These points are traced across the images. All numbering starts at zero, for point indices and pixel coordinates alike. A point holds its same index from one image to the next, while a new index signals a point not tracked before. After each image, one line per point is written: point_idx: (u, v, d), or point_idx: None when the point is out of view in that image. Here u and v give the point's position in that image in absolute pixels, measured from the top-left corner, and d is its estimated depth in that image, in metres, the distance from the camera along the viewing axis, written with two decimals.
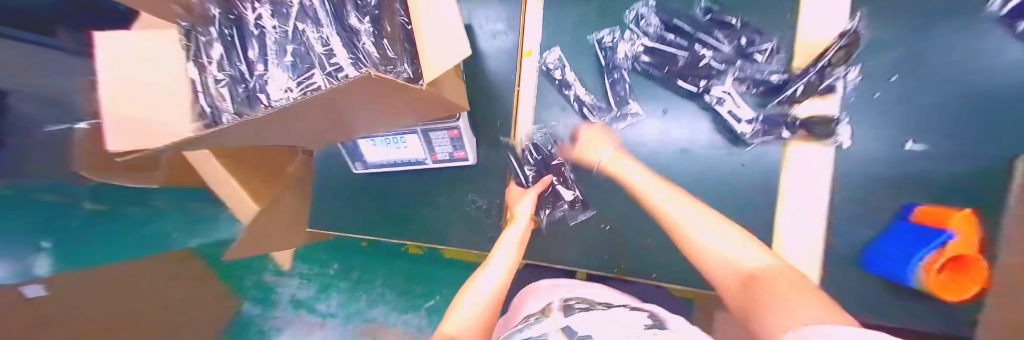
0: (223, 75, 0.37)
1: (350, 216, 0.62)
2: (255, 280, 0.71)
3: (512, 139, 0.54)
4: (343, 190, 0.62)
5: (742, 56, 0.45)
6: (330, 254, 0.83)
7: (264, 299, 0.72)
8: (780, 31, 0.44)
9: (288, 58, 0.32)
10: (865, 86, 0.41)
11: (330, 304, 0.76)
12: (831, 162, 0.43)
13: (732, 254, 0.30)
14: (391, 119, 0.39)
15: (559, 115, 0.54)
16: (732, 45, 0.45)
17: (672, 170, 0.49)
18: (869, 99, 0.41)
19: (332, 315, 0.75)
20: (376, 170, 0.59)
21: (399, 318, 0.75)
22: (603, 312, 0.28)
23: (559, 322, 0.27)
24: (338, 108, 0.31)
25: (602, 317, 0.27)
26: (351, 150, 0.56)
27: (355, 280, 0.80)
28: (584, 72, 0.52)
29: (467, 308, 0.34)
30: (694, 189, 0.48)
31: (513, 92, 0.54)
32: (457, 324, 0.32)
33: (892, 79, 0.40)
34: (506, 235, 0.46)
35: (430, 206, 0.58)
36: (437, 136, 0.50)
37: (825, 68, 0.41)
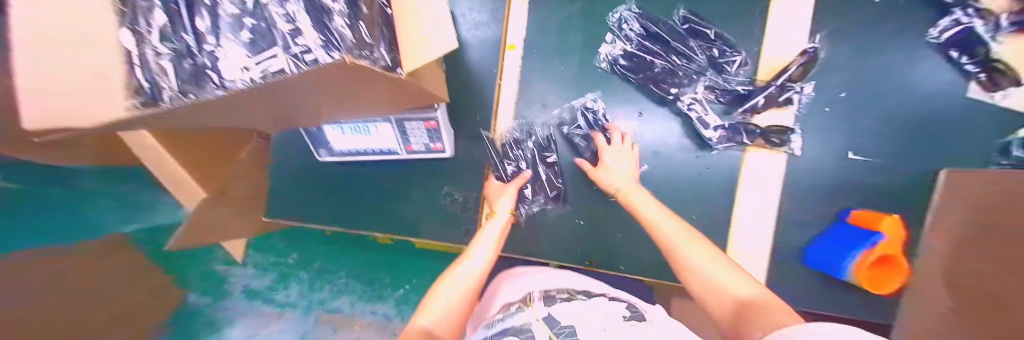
0: (165, 48, 0.28)
1: (317, 206, 0.58)
2: (199, 270, 0.69)
3: (491, 133, 0.53)
4: (306, 178, 0.58)
5: (713, 66, 0.48)
6: (289, 244, 0.79)
7: (212, 289, 0.70)
8: (748, 44, 0.47)
9: (246, 34, 0.25)
10: (818, 101, 0.45)
11: (288, 295, 0.75)
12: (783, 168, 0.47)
13: (731, 286, 0.33)
14: (367, 106, 0.38)
15: (539, 112, 0.54)
16: (704, 56, 0.48)
17: (646, 170, 0.51)
18: (820, 112, 0.45)
19: (291, 304, 0.74)
20: (344, 158, 0.55)
21: (364, 307, 0.74)
22: (583, 303, 0.31)
23: (540, 310, 0.30)
24: (307, 96, 0.30)
25: (583, 308, 0.29)
26: (317, 136, 0.53)
27: (317, 270, 0.78)
28: (566, 70, 0.52)
29: (440, 303, 0.35)
30: (665, 189, 0.50)
31: (495, 85, 0.53)
32: (430, 316, 0.34)
33: (841, 95, 0.45)
34: (485, 230, 0.46)
35: (404, 198, 0.56)
36: (414, 126, 0.48)
37: (785, 83, 0.44)
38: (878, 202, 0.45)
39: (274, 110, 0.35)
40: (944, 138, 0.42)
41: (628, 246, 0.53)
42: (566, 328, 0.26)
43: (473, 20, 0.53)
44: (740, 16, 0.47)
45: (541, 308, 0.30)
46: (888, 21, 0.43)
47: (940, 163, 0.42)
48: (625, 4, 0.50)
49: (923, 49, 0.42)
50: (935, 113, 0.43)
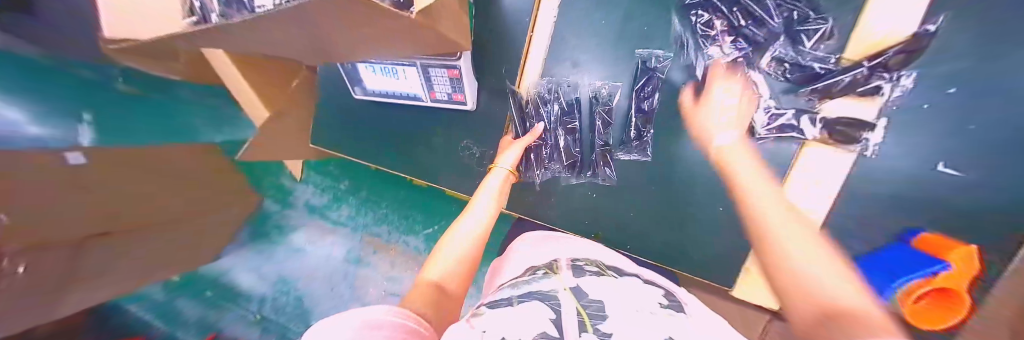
0: None
1: (353, 140, 0.64)
2: (271, 182, 0.97)
3: (515, 90, 0.52)
4: (343, 113, 0.63)
5: (788, 35, 0.39)
6: (340, 172, 0.95)
7: (281, 199, 0.97)
8: (845, 7, 0.36)
9: None
10: (916, 94, 0.35)
11: (340, 214, 0.94)
12: (846, 172, 0.39)
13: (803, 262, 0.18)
14: (392, 43, 0.38)
15: (568, 73, 0.50)
16: (780, 19, 0.39)
17: (674, 150, 0.47)
18: (916, 109, 0.36)
19: (342, 222, 0.94)
20: (375, 99, 0.58)
21: (399, 236, 0.90)
22: (620, 283, 0.28)
23: (567, 281, 0.28)
24: (334, 22, 0.31)
25: (614, 286, 0.27)
26: (350, 74, 0.55)
27: (363, 198, 0.94)
28: (603, 27, 0.46)
29: (447, 257, 0.35)
30: (692, 174, 0.47)
31: (525, 38, 0.49)
32: (440, 271, 0.34)
33: (948, 91, 0.34)
34: (486, 183, 0.47)
35: (426, 144, 0.59)
36: (438, 74, 0.49)
37: (877, 68, 0.35)
38: (957, 227, 0.37)
39: (309, 38, 0.37)
40: None
41: (638, 226, 0.51)
42: (595, 302, 0.23)
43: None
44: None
45: (569, 279, 0.28)
46: None
47: None
48: None
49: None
50: None
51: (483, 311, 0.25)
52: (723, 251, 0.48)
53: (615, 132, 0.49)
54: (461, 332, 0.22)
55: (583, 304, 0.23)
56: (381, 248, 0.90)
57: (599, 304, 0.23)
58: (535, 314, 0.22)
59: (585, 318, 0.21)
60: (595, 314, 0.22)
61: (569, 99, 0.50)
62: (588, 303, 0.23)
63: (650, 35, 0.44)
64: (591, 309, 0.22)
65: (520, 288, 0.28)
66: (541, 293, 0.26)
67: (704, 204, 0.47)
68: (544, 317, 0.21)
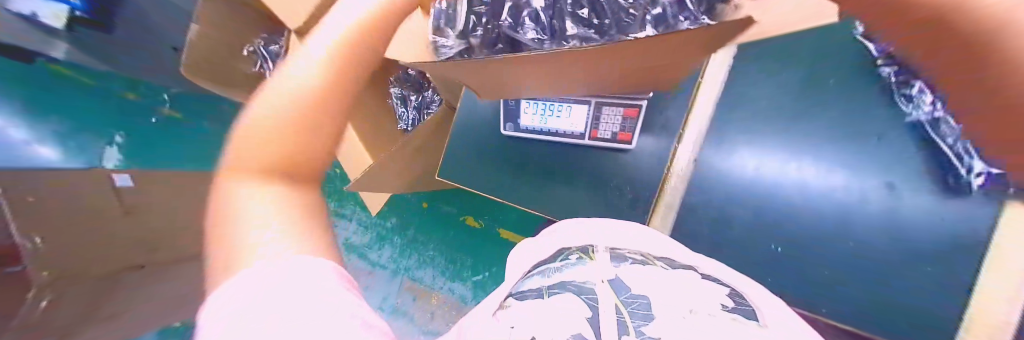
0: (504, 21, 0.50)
1: (487, 174, 0.63)
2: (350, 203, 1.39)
3: (680, 132, 0.52)
4: (484, 148, 0.63)
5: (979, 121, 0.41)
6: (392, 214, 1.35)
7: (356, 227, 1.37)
8: None
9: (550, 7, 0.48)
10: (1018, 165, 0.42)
11: (383, 255, 1.35)
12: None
13: (542, 201, 0.59)
14: (591, 83, 0.45)
15: (740, 120, 0.52)
16: None
17: (827, 209, 0.48)
18: None
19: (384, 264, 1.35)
20: (524, 135, 0.60)
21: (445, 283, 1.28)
22: (655, 271, 0.29)
23: (604, 267, 0.31)
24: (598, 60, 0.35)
25: (543, 311, 0.24)
26: (509, 109, 0.59)
27: (407, 239, 1.34)
28: (785, 86, 0.50)
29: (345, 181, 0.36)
30: (770, 196, 0.51)
31: (696, 83, 0.51)
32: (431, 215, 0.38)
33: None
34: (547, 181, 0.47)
35: (552, 188, 0.59)
36: (610, 112, 0.51)
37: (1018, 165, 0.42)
38: None
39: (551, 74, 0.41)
40: None
41: (771, 276, 0.50)
42: (637, 300, 0.24)
43: None
44: None
45: (610, 268, 0.31)
46: None
47: None
48: None
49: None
50: None
51: (511, 304, 0.28)
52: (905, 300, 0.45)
53: (754, 169, 0.51)
54: (493, 326, 0.26)
55: (625, 300, 0.24)
56: (418, 295, 1.29)
57: (642, 303, 0.24)
58: (571, 302, 0.25)
59: (631, 320, 0.21)
60: (639, 312, 0.22)
61: (742, 170, 0.51)
62: (630, 301, 0.24)
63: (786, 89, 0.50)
64: (632, 307, 0.23)
65: (549, 278, 0.32)
66: (576, 285, 0.29)
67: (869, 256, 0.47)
68: (574, 315, 0.23)
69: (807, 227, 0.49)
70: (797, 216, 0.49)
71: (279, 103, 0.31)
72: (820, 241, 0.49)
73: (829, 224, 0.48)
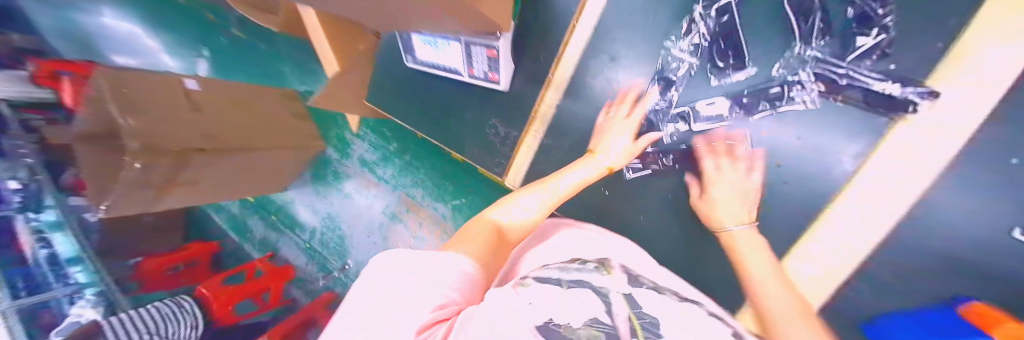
0: None
1: (398, 103, 0.69)
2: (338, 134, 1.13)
3: (549, 77, 0.53)
4: (396, 77, 0.68)
5: (840, 36, 0.30)
6: (392, 135, 1.02)
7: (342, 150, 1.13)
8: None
9: None
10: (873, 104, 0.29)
11: (386, 172, 1.05)
12: (939, 173, 0.27)
13: (439, 134, 0.66)
14: (444, 22, 0.44)
15: (605, 68, 0.49)
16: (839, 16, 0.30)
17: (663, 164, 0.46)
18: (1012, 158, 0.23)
19: (386, 179, 1.05)
20: (422, 68, 0.63)
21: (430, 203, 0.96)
22: (675, 299, 0.26)
23: (620, 284, 0.27)
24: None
25: (562, 300, 0.23)
26: (405, 41, 0.61)
27: (405, 162, 1.01)
28: (651, 24, 0.44)
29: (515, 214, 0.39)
30: None
31: (569, 26, 0.50)
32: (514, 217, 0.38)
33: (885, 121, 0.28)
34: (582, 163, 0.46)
35: (447, 122, 0.64)
36: (478, 52, 0.52)
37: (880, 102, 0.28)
38: None
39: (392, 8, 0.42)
40: None
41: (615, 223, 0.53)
42: (646, 314, 0.23)
43: None
44: None
45: (623, 284, 0.27)
46: None
47: None
48: None
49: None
50: None
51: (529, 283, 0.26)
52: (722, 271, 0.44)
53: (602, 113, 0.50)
54: (511, 293, 0.24)
55: (635, 313, 0.23)
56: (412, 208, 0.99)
57: (654, 320, 0.22)
58: (591, 307, 0.22)
59: (638, 325, 0.21)
60: (647, 327, 0.21)
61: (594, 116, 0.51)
62: (640, 317, 0.22)
63: (654, 31, 0.44)
64: (644, 322, 0.21)
65: (570, 274, 0.28)
66: (593, 287, 0.26)
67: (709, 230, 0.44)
68: (592, 311, 0.22)
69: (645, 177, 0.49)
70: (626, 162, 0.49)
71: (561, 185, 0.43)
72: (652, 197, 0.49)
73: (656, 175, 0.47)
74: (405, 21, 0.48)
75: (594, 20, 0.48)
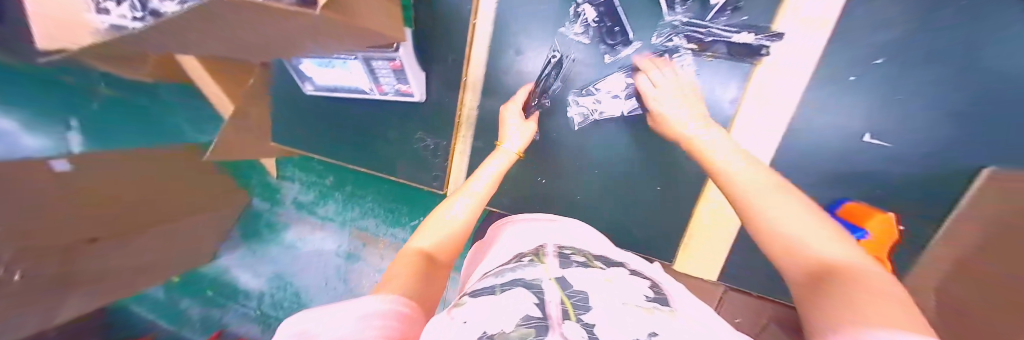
0: None
1: (313, 135, 0.63)
2: (259, 179, 0.86)
3: (463, 79, 0.52)
4: (305, 109, 0.62)
5: (701, 0, 0.38)
6: (326, 167, 0.84)
7: (269, 197, 0.87)
8: None
9: None
10: (732, 57, 0.39)
11: (328, 210, 0.85)
12: (791, 105, 0.39)
13: (366, 160, 0.61)
14: (335, 42, 0.40)
15: (515, 61, 0.49)
16: None
17: (592, 139, 0.49)
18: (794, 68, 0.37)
19: (331, 219, 0.85)
20: (327, 94, 0.58)
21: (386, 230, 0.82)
22: (606, 273, 0.24)
23: (552, 270, 0.24)
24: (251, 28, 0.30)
25: (497, 309, 0.18)
26: (298, 69, 0.56)
27: (348, 194, 0.83)
28: (544, 12, 0.46)
29: (434, 233, 0.31)
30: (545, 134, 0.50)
31: (469, 26, 0.49)
32: (431, 238, 0.30)
33: (744, 66, 0.39)
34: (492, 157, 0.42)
35: (373, 146, 0.60)
36: (381, 66, 0.49)
37: (759, 50, 0.38)
38: (870, 194, 0.39)
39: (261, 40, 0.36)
40: (1006, 115, 0.34)
41: (561, 210, 0.53)
42: (579, 292, 0.20)
43: None
44: None
45: (555, 269, 0.24)
46: None
47: (988, 157, 0.35)
48: None
49: (1019, 10, 0.31)
50: (991, 81, 0.34)
51: (464, 302, 0.21)
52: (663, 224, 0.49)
53: None
54: (441, 324, 0.19)
55: (567, 294, 0.20)
56: (369, 242, 0.82)
57: (584, 295, 0.20)
58: (520, 300, 0.19)
59: (568, 307, 0.18)
60: (579, 304, 0.19)
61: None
62: (571, 294, 0.20)
63: (551, 18, 0.46)
64: (576, 300, 0.19)
65: (503, 278, 0.24)
66: (526, 281, 0.23)
67: (643, 190, 0.49)
68: (524, 301, 0.19)
69: (577, 157, 0.50)
70: (559, 146, 0.50)
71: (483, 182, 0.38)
72: (591, 174, 0.50)
73: (591, 152, 0.49)
74: (297, 50, 0.43)
75: (493, 17, 0.48)
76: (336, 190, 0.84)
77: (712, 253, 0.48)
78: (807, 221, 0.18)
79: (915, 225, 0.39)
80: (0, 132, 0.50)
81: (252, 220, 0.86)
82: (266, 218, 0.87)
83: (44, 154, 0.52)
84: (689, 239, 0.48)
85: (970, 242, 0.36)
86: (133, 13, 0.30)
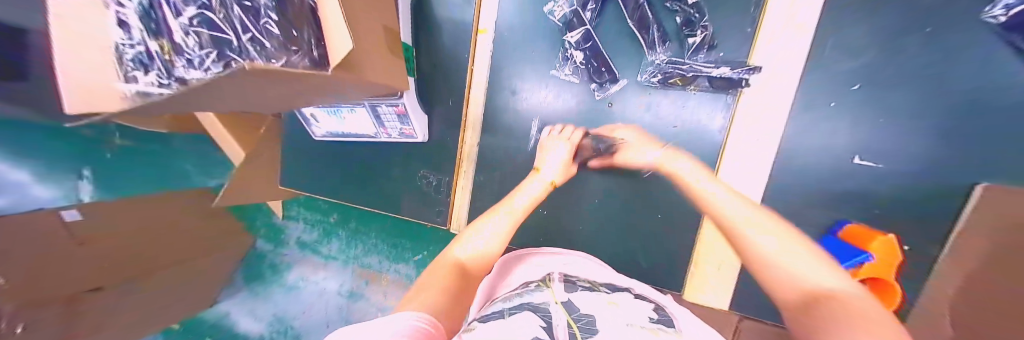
0: (125, 53, 0.33)
1: (320, 176, 0.65)
2: (265, 220, 0.88)
3: (463, 119, 0.55)
4: (314, 153, 0.65)
5: (678, 41, 0.42)
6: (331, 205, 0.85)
7: (275, 238, 0.87)
8: (718, 16, 0.40)
9: (142, 34, 0.31)
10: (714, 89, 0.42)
11: (330, 249, 0.85)
12: (777, 132, 0.41)
13: (371, 199, 0.63)
14: (349, 93, 0.42)
15: (512, 100, 0.52)
16: (674, 31, 0.42)
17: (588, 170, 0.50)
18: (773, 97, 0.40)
19: (333, 257, 0.84)
20: (335, 138, 0.61)
21: (390, 266, 0.80)
22: (611, 297, 0.24)
23: (559, 295, 0.25)
24: (270, 84, 0.31)
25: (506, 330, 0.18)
26: (308, 117, 0.59)
27: (352, 230, 0.84)
28: (537, 55, 0.49)
29: (471, 247, 0.31)
30: None
31: (468, 71, 0.53)
32: (467, 251, 0.30)
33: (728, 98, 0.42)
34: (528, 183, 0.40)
35: (378, 186, 0.62)
36: (386, 111, 0.52)
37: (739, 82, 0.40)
38: (868, 213, 0.40)
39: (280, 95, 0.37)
40: (992, 132, 0.35)
41: (564, 242, 0.53)
42: (586, 315, 0.21)
43: (453, 18, 0.52)
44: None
45: (561, 292, 0.25)
46: None
47: (980, 173, 0.36)
48: None
49: (984, 36, 0.33)
50: (969, 101, 0.35)
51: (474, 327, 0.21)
52: (667, 252, 0.49)
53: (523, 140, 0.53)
54: None
55: (575, 317, 0.21)
56: (373, 280, 0.81)
57: (590, 318, 0.20)
58: (529, 321, 0.19)
59: (576, 330, 0.19)
60: (586, 327, 0.19)
61: (518, 143, 0.53)
62: (578, 318, 0.21)
63: (544, 61, 0.49)
64: (583, 323, 0.20)
65: (512, 302, 0.25)
66: (534, 304, 0.23)
67: (643, 217, 0.49)
68: (532, 323, 0.19)
69: (577, 188, 0.51)
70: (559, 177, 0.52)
71: (520, 203, 0.37)
72: (591, 204, 0.51)
73: (589, 182, 0.51)
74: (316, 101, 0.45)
75: (490, 62, 0.52)
76: (339, 228, 0.85)
77: (721, 280, 0.47)
78: (810, 262, 0.19)
79: (918, 242, 0.39)
80: (18, 184, 0.63)
81: (256, 262, 0.86)
82: (271, 258, 0.87)
83: (53, 202, 0.65)
84: (695, 266, 0.48)
85: (973, 260, 0.35)
86: (159, 80, 0.32)
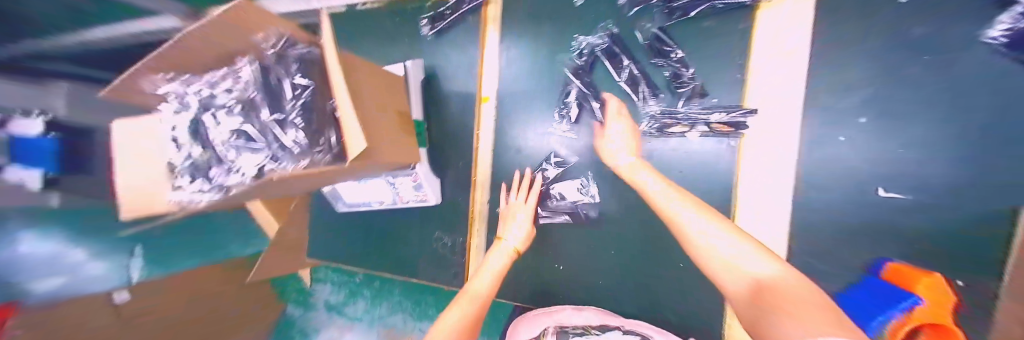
0: (174, 165, 0.35)
1: (345, 244, 0.69)
2: None
3: (473, 180, 0.57)
4: (341, 222, 0.69)
5: (670, 92, 0.44)
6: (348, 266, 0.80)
7: None
8: (703, 68, 0.43)
9: (194, 148, 0.34)
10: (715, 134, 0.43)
11: None
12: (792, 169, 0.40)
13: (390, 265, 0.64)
14: (370, 173, 0.45)
15: (518, 159, 0.54)
16: (663, 84, 0.44)
17: (600, 220, 0.50)
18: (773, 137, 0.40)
19: None
20: (354, 209, 0.64)
21: None
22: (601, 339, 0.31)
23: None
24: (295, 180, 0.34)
25: None
26: (332, 193, 0.63)
27: None
28: (538, 116, 0.52)
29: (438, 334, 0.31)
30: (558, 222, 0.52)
31: (474, 136, 0.56)
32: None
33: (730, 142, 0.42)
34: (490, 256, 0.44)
35: (396, 250, 0.63)
36: (401, 182, 0.55)
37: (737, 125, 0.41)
38: (920, 250, 0.36)
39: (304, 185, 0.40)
40: None
41: (584, 298, 0.51)
42: None
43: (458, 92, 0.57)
44: (698, 51, 0.43)
45: None
46: (918, 25, 0.34)
47: None
48: (602, 25, 0.47)
49: (995, 57, 0.31)
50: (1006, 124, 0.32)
51: None
52: (696, 303, 0.46)
53: None
54: None
55: None
56: None
57: None
58: None
59: None
60: None
61: None
62: None
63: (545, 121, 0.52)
64: None
65: None
66: None
67: (664, 266, 0.47)
68: None
69: (591, 240, 0.51)
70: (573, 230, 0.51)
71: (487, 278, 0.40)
72: (608, 256, 0.50)
73: (602, 234, 0.50)
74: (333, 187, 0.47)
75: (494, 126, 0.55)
76: None
77: None
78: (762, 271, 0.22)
79: (975, 277, 0.34)
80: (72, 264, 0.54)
81: None
82: None
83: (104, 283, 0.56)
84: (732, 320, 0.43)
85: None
86: (203, 187, 0.34)
